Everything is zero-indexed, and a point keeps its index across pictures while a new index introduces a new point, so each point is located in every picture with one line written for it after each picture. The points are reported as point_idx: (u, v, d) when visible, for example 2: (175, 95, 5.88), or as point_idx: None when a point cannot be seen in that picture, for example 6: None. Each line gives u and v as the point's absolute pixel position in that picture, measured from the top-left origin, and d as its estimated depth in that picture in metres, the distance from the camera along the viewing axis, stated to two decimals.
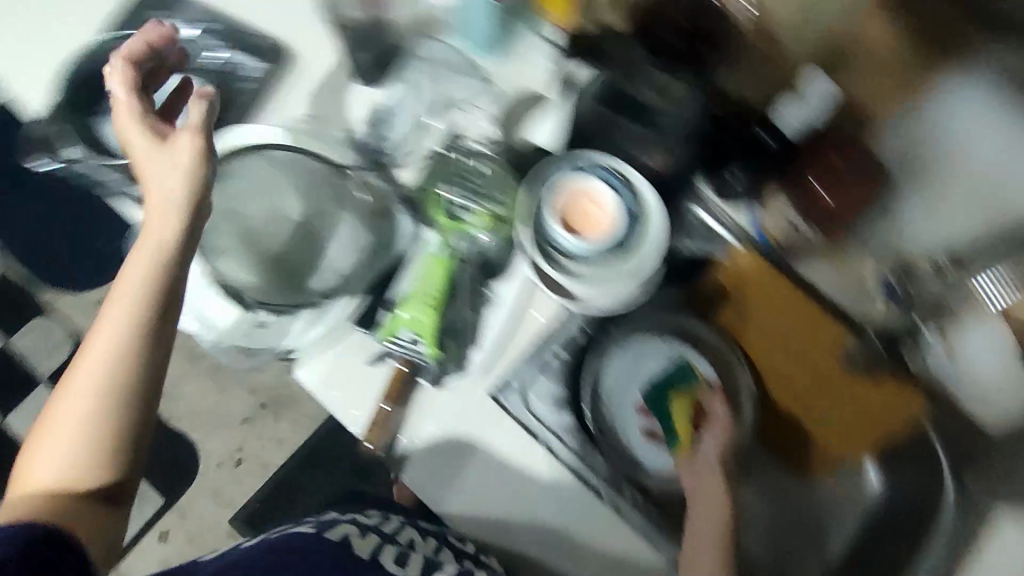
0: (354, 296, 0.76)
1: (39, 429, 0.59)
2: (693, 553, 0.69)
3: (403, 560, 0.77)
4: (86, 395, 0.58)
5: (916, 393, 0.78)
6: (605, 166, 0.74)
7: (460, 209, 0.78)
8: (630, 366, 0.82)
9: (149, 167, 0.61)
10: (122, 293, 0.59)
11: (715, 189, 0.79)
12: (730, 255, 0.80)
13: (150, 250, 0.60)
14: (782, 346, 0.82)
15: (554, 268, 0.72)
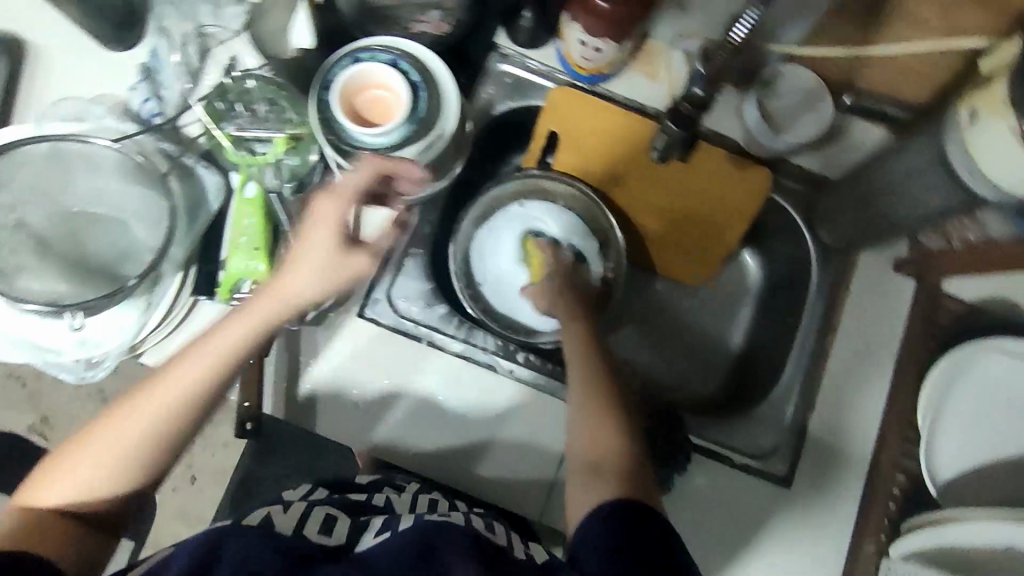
0: (178, 270, 0.70)
1: (77, 442, 0.58)
2: (572, 373, 0.65)
3: (331, 526, 0.60)
4: (144, 425, 0.57)
5: (748, 171, 0.80)
6: (385, 46, 0.70)
7: (254, 142, 0.72)
8: (489, 241, 0.83)
9: (328, 219, 0.61)
10: (211, 351, 0.59)
11: (512, 40, 0.81)
12: (546, 96, 0.82)
13: (289, 291, 0.60)
14: (615, 166, 0.83)
15: (363, 168, 0.70)
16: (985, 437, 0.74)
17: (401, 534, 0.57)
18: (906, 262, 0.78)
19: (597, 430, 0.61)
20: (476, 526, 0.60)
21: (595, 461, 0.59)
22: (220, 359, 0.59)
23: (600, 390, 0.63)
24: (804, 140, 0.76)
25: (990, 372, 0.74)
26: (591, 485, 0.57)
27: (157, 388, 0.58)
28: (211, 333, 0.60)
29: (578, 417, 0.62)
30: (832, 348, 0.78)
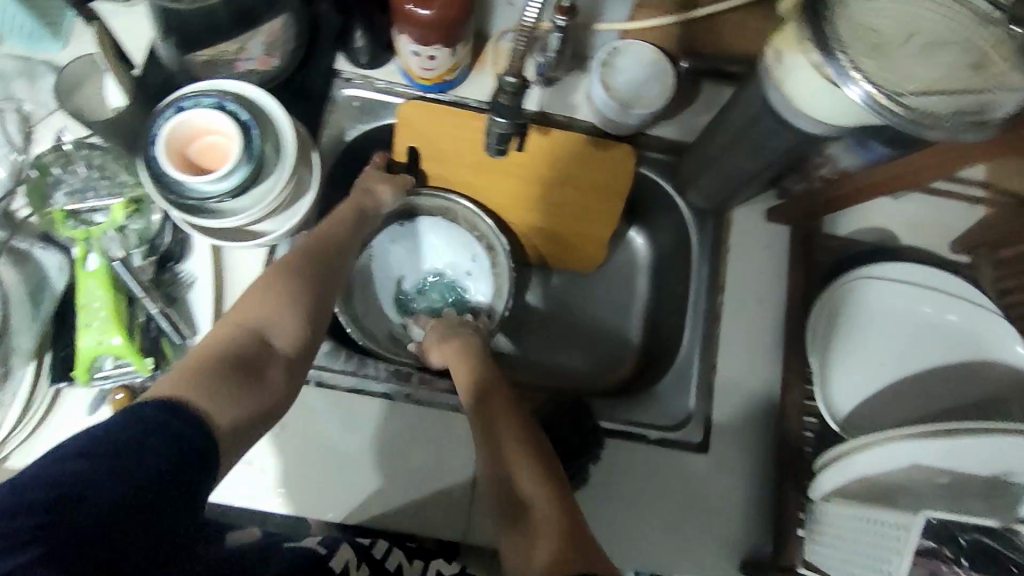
0: (30, 360, 0.66)
1: (240, 310, 0.61)
2: (483, 431, 0.66)
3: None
4: (293, 297, 0.63)
5: (611, 149, 0.81)
6: (209, 91, 0.67)
7: (90, 213, 0.69)
8: (375, 273, 0.87)
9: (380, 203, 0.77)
10: (322, 258, 0.68)
11: (352, 64, 0.80)
12: (399, 109, 0.80)
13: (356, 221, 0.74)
14: (484, 172, 0.83)
15: (210, 217, 0.66)
16: (878, 364, 0.76)
17: None
18: (776, 210, 0.79)
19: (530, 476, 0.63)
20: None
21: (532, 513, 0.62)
22: (331, 259, 0.69)
23: (523, 441, 0.65)
24: (653, 110, 0.76)
25: (867, 300, 0.77)
26: (534, 533, 0.61)
27: (280, 267, 0.65)
28: (306, 239, 0.70)
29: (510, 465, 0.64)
30: (723, 307, 0.78)
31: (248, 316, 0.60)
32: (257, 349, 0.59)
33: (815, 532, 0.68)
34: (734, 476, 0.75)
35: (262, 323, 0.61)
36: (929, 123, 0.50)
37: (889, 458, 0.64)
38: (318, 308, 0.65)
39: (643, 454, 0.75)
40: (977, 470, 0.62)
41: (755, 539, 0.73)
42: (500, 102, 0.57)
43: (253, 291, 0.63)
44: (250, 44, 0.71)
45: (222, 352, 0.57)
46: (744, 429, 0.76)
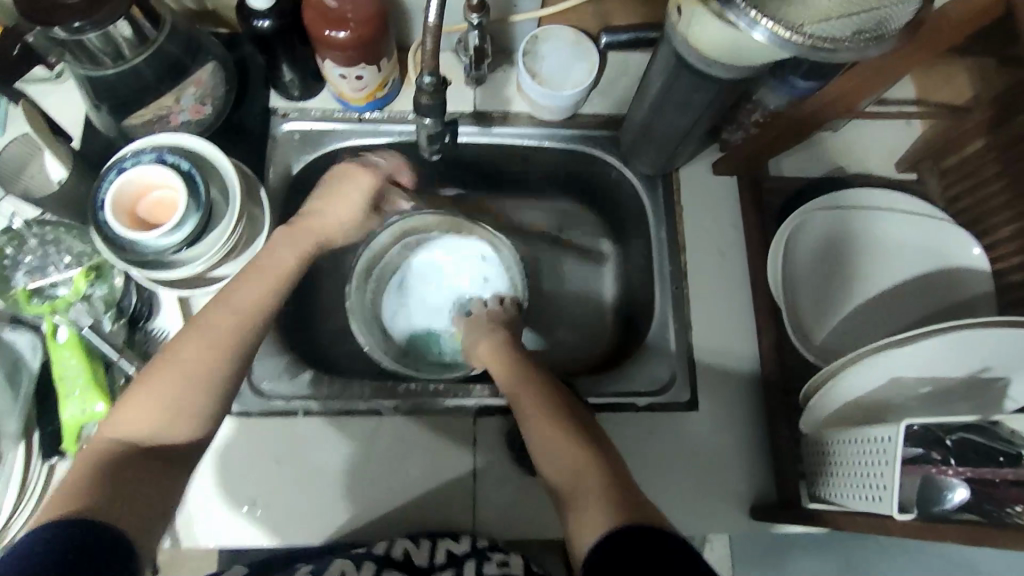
0: (19, 441, 0.67)
1: (138, 392, 0.57)
2: (529, 425, 0.64)
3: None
4: (202, 368, 0.59)
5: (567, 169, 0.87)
6: (147, 147, 0.68)
7: (53, 288, 0.69)
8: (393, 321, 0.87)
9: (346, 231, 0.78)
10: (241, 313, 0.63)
11: (286, 99, 0.82)
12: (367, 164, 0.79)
13: (273, 267, 0.68)
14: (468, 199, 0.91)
15: (167, 270, 0.67)
16: (845, 291, 0.77)
17: None
18: (720, 162, 0.81)
19: (571, 453, 0.60)
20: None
21: (570, 490, 0.58)
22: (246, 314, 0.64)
23: (559, 425, 0.63)
24: (583, 87, 0.77)
25: (823, 231, 0.78)
26: (578, 505, 0.56)
27: (206, 324, 0.61)
28: (232, 285, 0.65)
29: (546, 451, 0.62)
30: (687, 265, 0.80)
31: (141, 403, 0.56)
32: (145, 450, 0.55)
33: (812, 461, 0.69)
34: (728, 427, 0.76)
35: (156, 407, 0.57)
36: (832, 46, 0.52)
37: (871, 374, 0.65)
38: (231, 378, 0.61)
39: (635, 421, 0.76)
40: (954, 368, 0.65)
41: (759, 484, 0.74)
42: (421, 102, 0.59)
43: (144, 374, 0.59)
44: (182, 96, 0.72)
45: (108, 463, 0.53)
46: (730, 379, 0.77)
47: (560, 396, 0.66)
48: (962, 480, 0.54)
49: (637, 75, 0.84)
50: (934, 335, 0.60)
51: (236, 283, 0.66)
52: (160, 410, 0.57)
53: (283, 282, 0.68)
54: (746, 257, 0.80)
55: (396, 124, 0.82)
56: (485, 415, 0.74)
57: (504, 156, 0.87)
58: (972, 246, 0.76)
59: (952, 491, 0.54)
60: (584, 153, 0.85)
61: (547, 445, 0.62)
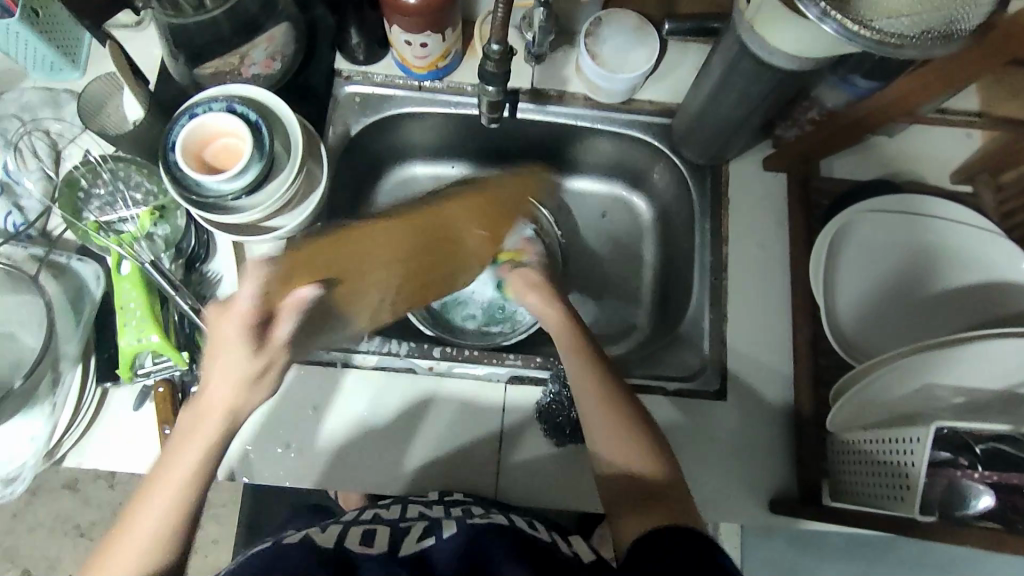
0: (77, 363, 0.70)
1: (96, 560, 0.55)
2: (581, 401, 0.65)
3: (371, 537, 0.57)
4: (164, 527, 0.55)
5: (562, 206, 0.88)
6: (218, 96, 0.71)
7: (120, 223, 0.74)
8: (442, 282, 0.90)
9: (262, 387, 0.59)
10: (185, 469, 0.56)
11: (350, 62, 0.84)
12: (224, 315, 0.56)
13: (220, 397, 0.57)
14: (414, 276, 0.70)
15: (228, 214, 0.70)
16: (886, 295, 0.77)
17: (446, 540, 0.55)
18: (772, 157, 0.81)
19: (624, 444, 0.62)
20: (518, 524, 0.58)
21: (632, 480, 0.61)
22: (185, 471, 0.56)
23: (613, 409, 0.64)
24: (641, 71, 0.78)
25: (869, 232, 0.78)
26: (630, 509, 0.59)
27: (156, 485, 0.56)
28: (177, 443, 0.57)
29: (600, 439, 0.63)
30: (729, 257, 0.80)
31: None
32: None
33: (839, 460, 0.70)
34: (755, 421, 0.76)
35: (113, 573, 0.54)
36: (898, 42, 0.51)
37: (907, 376, 0.66)
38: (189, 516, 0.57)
39: (663, 406, 0.77)
40: (994, 380, 0.65)
41: (781, 480, 0.75)
42: (487, 69, 0.63)
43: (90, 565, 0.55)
44: (254, 50, 0.76)
45: None
46: (761, 374, 0.77)
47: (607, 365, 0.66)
48: (988, 487, 0.56)
49: (697, 65, 0.85)
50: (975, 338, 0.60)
51: (196, 423, 0.57)
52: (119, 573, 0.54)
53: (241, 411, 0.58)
54: (790, 253, 0.80)
55: (454, 94, 0.84)
56: (516, 382, 0.76)
57: (556, 135, 0.88)
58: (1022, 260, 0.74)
59: (978, 498, 0.56)
60: (634, 138, 0.85)
61: (605, 431, 0.63)
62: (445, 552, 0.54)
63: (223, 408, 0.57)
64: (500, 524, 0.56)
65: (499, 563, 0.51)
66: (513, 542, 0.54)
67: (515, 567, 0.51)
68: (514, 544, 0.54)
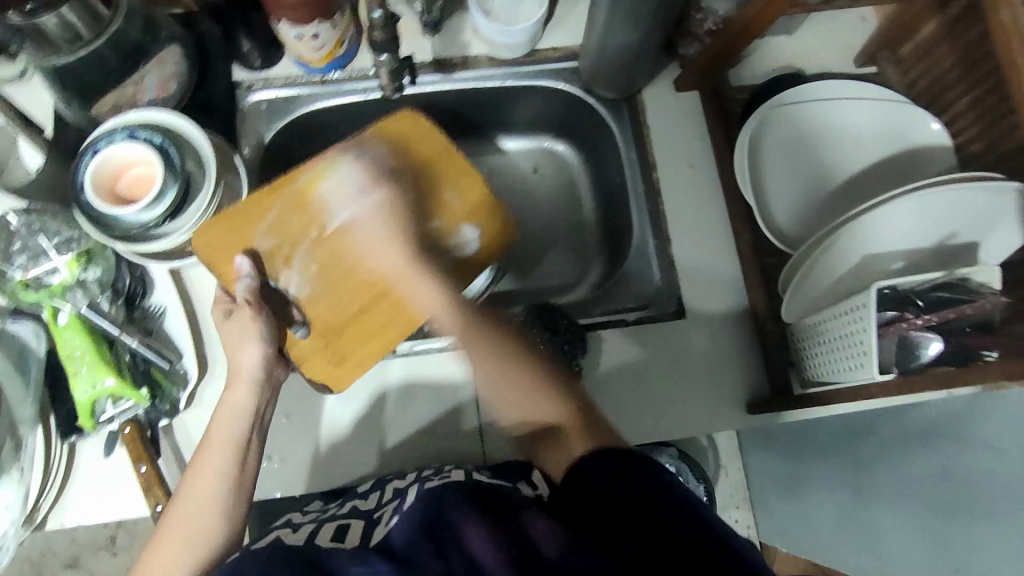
0: (36, 424, 0.69)
1: (162, 528, 0.59)
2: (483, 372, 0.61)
3: (344, 532, 0.55)
4: (225, 482, 0.60)
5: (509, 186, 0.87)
6: (119, 126, 0.70)
7: (49, 275, 0.70)
8: None
9: (251, 339, 0.63)
10: (216, 482, 0.60)
11: (249, 70, 0.83)
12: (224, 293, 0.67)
13: (246, 360, 0.63)
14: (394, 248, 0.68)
15: (152, 242, 0.69)
16: (815, 187, 0.79)
17: (407, 510, 0.53)
18: (681, 78, 0.83)
19: (542, 407, 0.59)
20: (478, 480, 0.57)
21: (549, 428, 0.59)
22: (221, 483, 0.60)
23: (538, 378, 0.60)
24: (535, 20, 0.79)
25: (789, 127, 0.80)
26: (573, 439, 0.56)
27: (206, 452, 0.61)
28: (218, 414, 0.63)
29: (499, 401, 0.61)
30: (659, 181, 0.82)
31: (169, 548, 0.58)
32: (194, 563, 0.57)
33: (797, 349, 0.72)
34: (718, 332, 0.78)
35: (186, 531, 0.58)
36: None
37: (842, 251, 0.68)
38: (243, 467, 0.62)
39: (627, 338, 0.78)
40: (926, 236, 0.67)
41: (753, 382, 0.77)
42: (377, 39, 0.65)
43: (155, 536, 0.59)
44: (145, 76, 0.74)
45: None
46: (715, 287, 0.79)
47: (457, 304, 0.63)
48: (935, 336, 0.59)
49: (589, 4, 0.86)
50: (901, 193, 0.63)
51: (235, 389, 0.64)
52: (189, 530, 0.58)
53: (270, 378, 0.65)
54: (716, 165, 0.82)
55: (359, 80, 0.84)
56: None
57: (470, 100, 0.88)
58: (930, 122, 0.77)
59: (926, 341, 0.60)
60: (545, 87, 0.86)
61: (512, 383, 0.60)
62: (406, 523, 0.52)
63: (257, 364, 0.64)
64: (457, 485, 0.54)
65: (460, 523, 0.49)
66: (472, 496, 0.52)
67: (474, 519, 0.49)
68: (478, 497, 0.52)
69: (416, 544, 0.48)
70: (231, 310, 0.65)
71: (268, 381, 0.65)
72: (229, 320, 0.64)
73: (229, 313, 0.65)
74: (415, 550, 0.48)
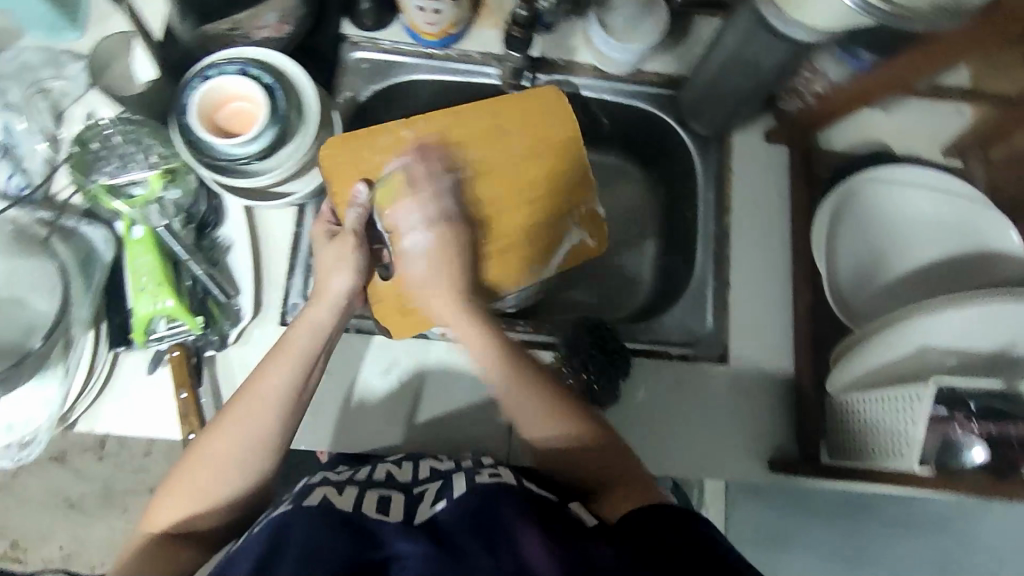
0: (89, 327, 0.70)
1: (218, 420, 0.62)
2: (517, 399, 0.65)
3: (388, 504, 0.58)
4: (286, 400, 0.63)
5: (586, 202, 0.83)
6: (233, 59, 0.71)
7: (129, 186, 0.71)
8: None
9: (342, 266, 0.67)
10: (271, 408, 0.62)
11: (358, 28, 0.83)
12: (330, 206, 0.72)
13: (336, 288, 0.66)
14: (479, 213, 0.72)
15: (239, 177, 0.70)
16: (878, 266, 0.81)
17: (459, 499, 0.57)
18: (775, 130, 0.84)
19: (564, 426, 0.65)
20: (527, 486, 0.60)
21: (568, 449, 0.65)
22: (275, 410, 0.62)
23: (539, 393, 0.65)
24: (650, 44, 0.80)
25: (872, 201, 0.82)
26: (590, 479, 0.64)
27: (278, 361, 0.64)
28: (296, 331, 0.65)
29: (529, 425, 0.65)
30: (731, 227, 0.83)
31: (217, 444, 0.61)
32: (238, 462, 0.61)
33: (834, 420, 0.73)
34: (755, 385, 0.79)
35: (244, 434, 0.61)
36: (907, 16, 0.54)
37: (900, 338, 0.67)
38: (305, 388, 0.64)
39: (667, 370, 0.79)
40: (986, 343, 0.65)
41: (780, 440, 0.78)
42: None
43: (209, 428, 0.62)
44: (265, 13, 0.75)
45: (199, 472, 0.61)
46: (762, 340, 0.80)
47: (513, 365, 0.65)
48: (980, 440, 0.62)
49: (702, 38, 0.86)
50: (988, 300, 0.61)
51: (314, 300, 0.67)
52: (243, 437, 0.61)
53: (342, 309, 0.67)
54: (789, 223, 0.83)
55: (464, 62, 0.84)
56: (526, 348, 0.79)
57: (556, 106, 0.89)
58: (1010, 230, 0.77)
59: (969, 447, 0.61)
60: (640, 109, 0.87)
61: (533, 406, 0.65)
62: (455, 514, 0.55)
63: (341, 285, 0.66)
64: (509, 486, 0.58)
65: (511, 525, 0.52)
66: (524, 503, 0.55)
67: (529, 527, 0.52)
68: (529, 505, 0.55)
69: (466, 536, 0.52)
70: (334, 235, 0.70)
71: (346, 308, 0.68)
72: (329, 243, 0.69)
73: (323, 234, 0.70)
74: (457, 535, 0.53)
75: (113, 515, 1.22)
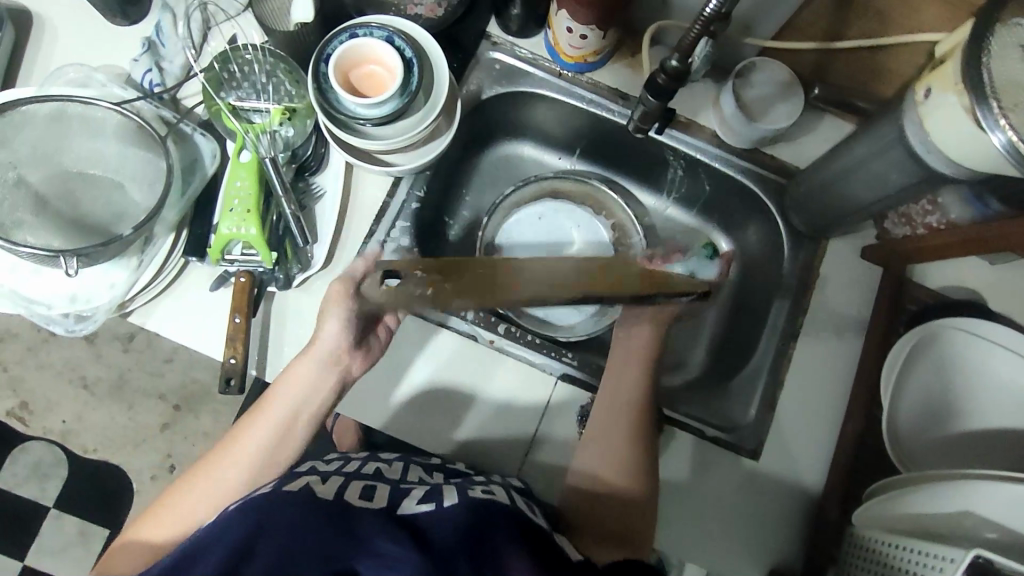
0: (172, 232, 0.73)
1: (225, 442, 0.67)
2: (604, 394, 0.72)
3: (371, 494, 0.58)
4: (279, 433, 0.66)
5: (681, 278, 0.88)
6: (381, 24, 0.73)
7: (253, 113, 0.75)
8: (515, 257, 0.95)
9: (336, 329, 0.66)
10: (243, 461, 0.65)
11: (502, 31, 0.85)
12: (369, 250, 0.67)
13: (326, 341, 0.66)
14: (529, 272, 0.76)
15: (354, 136, 0.72)
16: (937, 417, 0.78)
17: (447, 509, 0.56)
18: (872, 247, 0.82)
19: (610, 455, 0.68)
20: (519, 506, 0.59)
21: (604, 476, 0.68)
22: (266, 442, 0.66)
23: (634, 431, 0.70)
24: (779, 127, 0.80)
25: (956, 350, 0.78)
26: (589, 524, 0.66)
27: (277, 393, 0.67)
28: (294, 369, 0.67)
29: (589, 442, 0.70)
30: (801, 328, 0.81)
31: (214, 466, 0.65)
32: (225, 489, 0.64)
33: (852, 557, 0.70)
34: (779, 491, 0.77)
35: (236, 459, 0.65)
36: None
37: (945, 499, 0.63)
38: (298, 424, 0.67)
39: (695, 447, 0.78)
40: None
41: (787, 553, 0.75)
42: (658, 81, 0.69)
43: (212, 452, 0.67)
44: None
45: (189, 496, 0.64)
46: (798, 448, 0.78)
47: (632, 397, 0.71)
48: None
49: (828, 137, 0.85)
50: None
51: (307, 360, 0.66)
52: (236, 462, 0.65)
53: (336, 366, 0.67)
54: (860, 342, 0.81)
55: (590, 92, 0.85)
56: (567, 381, 0.77)
57: (653, 158, 0.91)
58: None
59: None
60: (744, 186, 0.86)
61: (611, 433, 0.69)
62: (444, 521, 0.54)
63: (335, 347, 0.66)
64: (501, 507, 0.57)
65: (503, 551, 0.52)
66: (514, 529, 0.55)
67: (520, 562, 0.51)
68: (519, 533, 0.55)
69: (454, 546, 0.51)
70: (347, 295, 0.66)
71: (343, 363, 0.67)
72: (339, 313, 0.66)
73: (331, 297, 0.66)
74: (446, 546, 0.51)
75: (120, 406, 1.25)
